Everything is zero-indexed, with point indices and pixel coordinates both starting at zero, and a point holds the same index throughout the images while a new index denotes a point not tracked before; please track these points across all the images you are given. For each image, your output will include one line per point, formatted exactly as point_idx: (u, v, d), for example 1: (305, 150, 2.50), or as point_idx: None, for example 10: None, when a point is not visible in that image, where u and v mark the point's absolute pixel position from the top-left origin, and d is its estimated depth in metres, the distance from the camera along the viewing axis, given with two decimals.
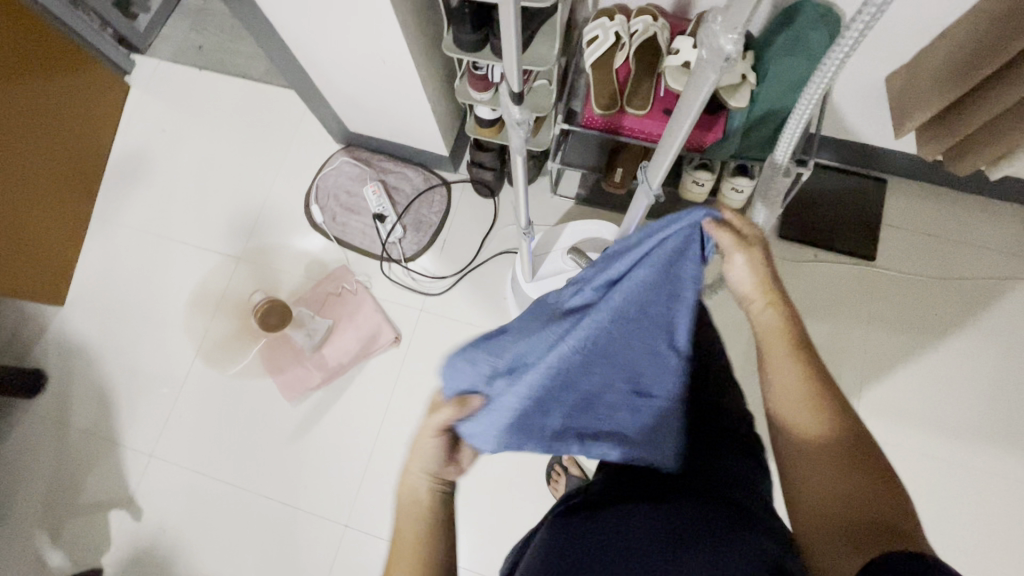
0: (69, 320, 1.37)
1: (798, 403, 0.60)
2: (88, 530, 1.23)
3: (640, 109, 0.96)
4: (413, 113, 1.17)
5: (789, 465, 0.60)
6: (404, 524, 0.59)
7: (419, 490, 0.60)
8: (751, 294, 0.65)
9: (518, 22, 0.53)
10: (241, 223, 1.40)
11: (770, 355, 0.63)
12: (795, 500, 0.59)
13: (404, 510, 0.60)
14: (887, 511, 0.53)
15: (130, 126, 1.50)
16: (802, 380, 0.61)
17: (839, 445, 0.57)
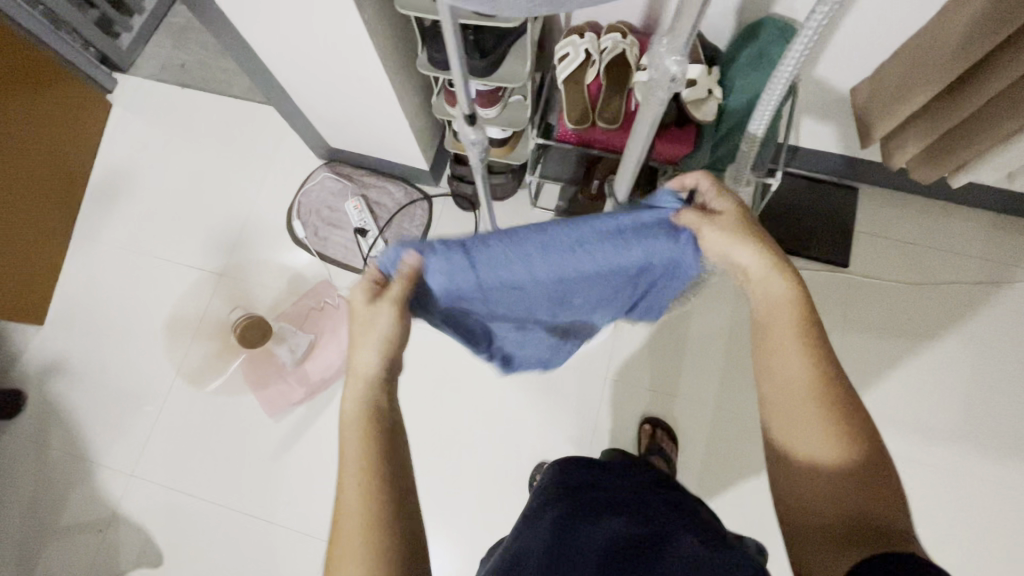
0: (48, 339, 1.36)
1: (800, 381, 0.57)
2: (64, 551, 1.21)
3: (611, 123, 0.98)
4: (393, 129, 1.19)
5: (787, 458, 0.57)
6: (349, 441, 0.54)
7: (364, 404, 0.56)
8: (750, 269, 0.60)
9: (459, 52, 0.54)
10: (222, 240, 1.40)
11: (775, 338, 0.58)
12: (796, 502, 0.56)
13: (347, 427, 0.55)
14: (892, 521, 0.51)
15: (111, 145, 1.51)
16: (808, 369, 0.57)
17: (849, 451, 0.54)
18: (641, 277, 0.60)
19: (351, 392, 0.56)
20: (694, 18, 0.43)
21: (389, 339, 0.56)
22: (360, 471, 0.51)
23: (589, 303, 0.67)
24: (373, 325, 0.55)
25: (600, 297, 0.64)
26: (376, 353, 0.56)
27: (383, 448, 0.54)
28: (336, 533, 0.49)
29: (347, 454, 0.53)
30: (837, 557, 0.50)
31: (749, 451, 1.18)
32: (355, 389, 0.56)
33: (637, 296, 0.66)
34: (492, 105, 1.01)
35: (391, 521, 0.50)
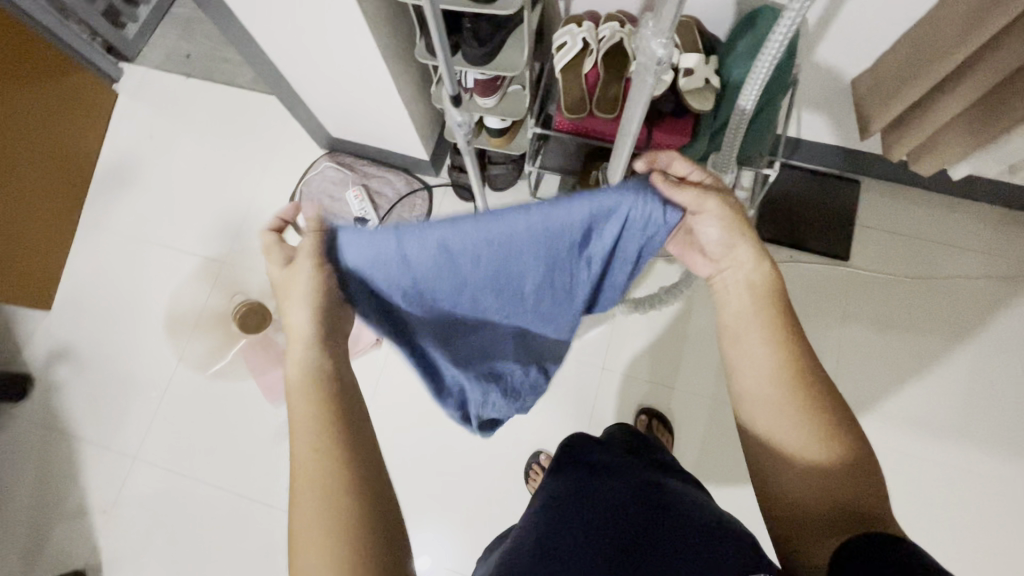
0: (54, 323, 1.38)
1: (773, 368, 0.56)
2: (68, 530, 1.24)
3: (607, 113, 0.98)
4: (392, 119, 1.20)
5: (767, 450, 0.57)
6: (303, 406, 0.53)
7: (309, 370, 0.54)
8: (738, 253, 0.56)
9: (440, 28, 0.56)
10: (226, 228, 1.42)
11: (743, 330, 0.58)
12: (775, 490, 0.56)
13: (298, 393, 0.53)
14: (870, 500, 0.52)
15: (117, 133, 1.53)
16: (780, 356, 0.57)
17: (827, 440, 0.54)
18: (591, 253, 0.50)
19: (293, 354, 0.54)
20: (677, 3, 0.44)
21: (319, 301, 0.51)
22: (313, 437, 0.51)
23: (533, 302, 0.58)
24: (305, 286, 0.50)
25: (546, 288, 0.55)
26: (310, 315, 0.52)
27: (339, 411, 0.53)
28: (298, 503, 0.49)
29: (298, 423, 0.52)
30: (820, 536, 0.52)
31: None
32: (296, 350, 0.54)
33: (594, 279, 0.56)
34: (490, 94, 1.01)
35: (350, 480, 0.50)
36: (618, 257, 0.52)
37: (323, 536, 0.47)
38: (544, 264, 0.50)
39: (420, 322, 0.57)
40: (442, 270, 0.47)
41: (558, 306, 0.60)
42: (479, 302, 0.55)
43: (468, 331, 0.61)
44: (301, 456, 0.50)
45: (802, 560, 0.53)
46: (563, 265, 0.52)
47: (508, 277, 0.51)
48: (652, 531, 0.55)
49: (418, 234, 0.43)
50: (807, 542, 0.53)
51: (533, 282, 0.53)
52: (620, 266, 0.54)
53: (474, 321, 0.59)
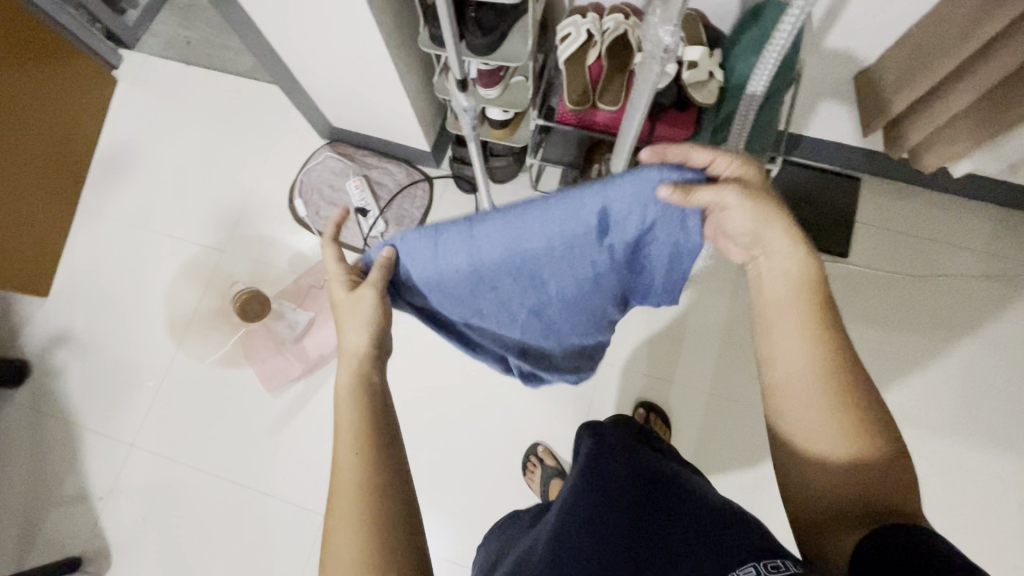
0: (50, 311, 1.38)
1: (807, 361, 0.55)
2: (63, 518, 1.24)
3: (611, 106, 0.98)
4: (395, 109, 1.19)
5: (789, 442, 0.56)
6: (348, 410, 0.56)
7: (355, 381, 0.57)
8: (770, 243, 0.55)
9: (447, 12, 0.56)
10: (225, 217, 1.41)
11: (778, 319, 0.57)
12: (796, 483, 0.56)
13: (345, 399, 0.56)
14: (896, 496, 0.51)
15: (115, 120, 1.51)
16: (815, 348, 0.55)
17: (856, 436, 0.53)
18: (615, 246, 0.52)
19: (342, 368, 0.58)
20: None
21: (376, 320, 0.57)
22: (354, 448, 0.53)
23: (575, 296, 0.60)
24: (362, 309, 0.56)
25: (581, 282, 0.57)
26: (364, 334, 0.58)
27: (378, 417, 0.56)
28: (334, 498, 0.50)
29: (342, 425, 0.55)
30: (839, 531, 0.51)
31: (743, 439, 1.18)
32: (346, 366, 0.58)
33: (631, 274, 0.58)
34: (493, 85, 1.01)
35: (388, 478, 0.52)
36: (647, 248, 0.53)
37: (359, 528, 0.48)
38: (569, 258, 0.53)
39: (469, 312, 0.62)
40: (467, 264, 0.52)
41: (602, 300, 0.62)
42: (520, 296, 0.59)
43: (517, 321, 0.65)
44: (342, 453, 0.52)
45: (818, 553, 0.52)
46: (591, 260, 0.54)
47: (537, 270, 0.54)
48: (668, 524, 0.55)
49: (450, 236, 0.50)
50: (825, 533, 0.52)
51: (565, 274, 0.56)
52: (656, 260, 0.55)
53: (521, 313, 0.63)
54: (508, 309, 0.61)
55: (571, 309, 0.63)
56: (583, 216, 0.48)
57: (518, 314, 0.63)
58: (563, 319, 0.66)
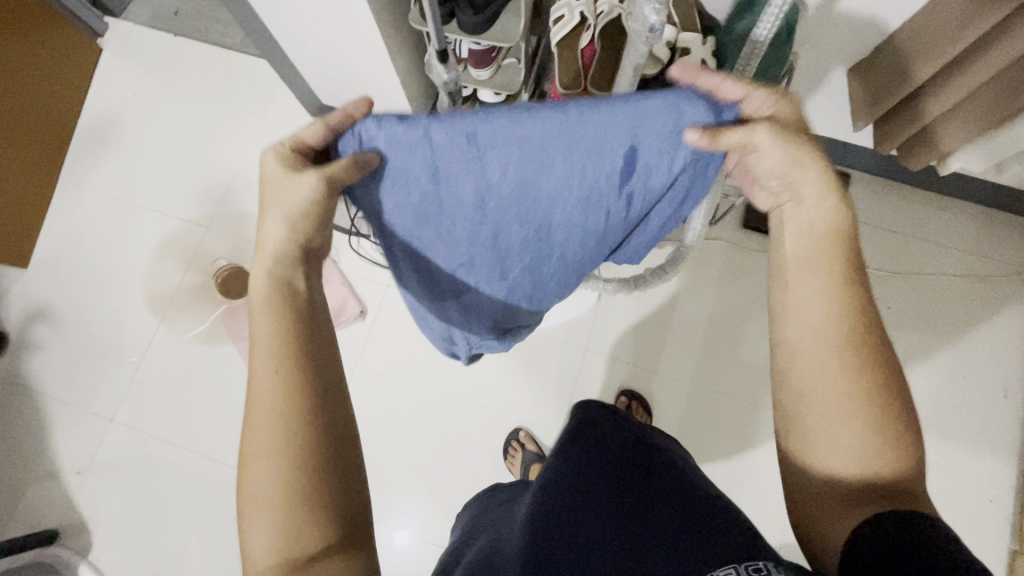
0: (30, 283, 1.36)
1: (828, 316, 0.53)
2: (40, 491, 1.23)
3: (602, 91, 0.96)
4: (384, 88, 1.17)
5: (797, 403, 0.53)
6: (263, 322, 0.52)
7: (274, 286, 0.53)
8: (802, 186, 0.53)
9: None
10: (211, 192, 1.39)
11: (798, 274, 0.55)
12: (796, 451, 0.53)
13: (258, 306, 0.53)
14: (904, 470, 0.49)
15: (99, 89, 1.48)
16: (835, 305, 0.53)
17: (871, 398, 0.50)
18: (629, 180, 0.51)
19: (257, 268, 0.54)
20: None
21: (308, 214, 0.51)
22: (273, 365, 0.50)
23: (566, 236, 0.58)
24: (293, 199, 0.50)
25: (579, 222, 0.56)
26: (286, 233, 0.53)
27: (304, 335, 0.53)
28: (253, 420, 0.49)
29: (255, 339, 0.52)
30: (841, 507, 0.49)
31: (723, 427, 1.20)
32: (263, 266, 0.54)
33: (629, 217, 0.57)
34: (484, 66, 1.00)
35: (310, 407, 0.50)
36: (657, 190, 0.53)
37: (273, 451, 0.48)
38: (580, 186, 0.50)
39: (446, 249, 0.58)
40: (474, 178, 0.48)
41: (590, 243, 0.61)
42: (517, 227, 0.55)
43: (495, 266, 0.61)
44: (256, 370, 0.50)
45: (815, 529, 0.50)
46: (599, 198, 0.52)
47: (542, 197, 0.52)
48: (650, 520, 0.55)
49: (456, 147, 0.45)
50: (824, 512, 0.50)
51: (567, 211, 0.53)
52: (660, 198, 0.55)
53: (504, 253, 0.60)
54: (491, 248, 0.58)
55: (557, 252, 0.61)
56: (611, 139, 0.46)
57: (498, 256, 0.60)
58: (542, 266, 0.63)
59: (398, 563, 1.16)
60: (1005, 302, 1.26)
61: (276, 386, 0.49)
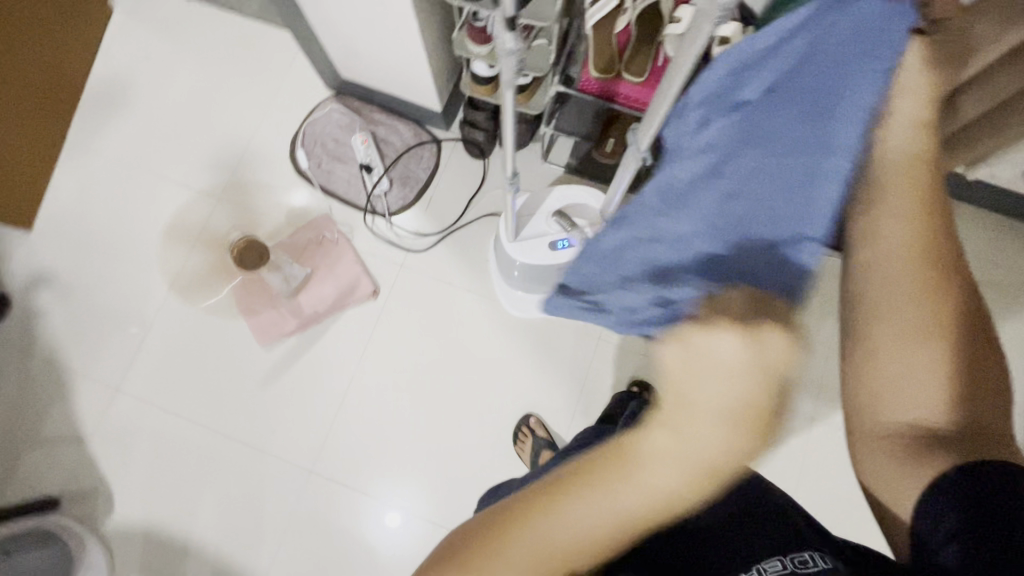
0: (34, 246, 1.32)
1: (905, 251, 0.47)
2: (41, 460, 1.21)
3: (636, 76, 0.93)
4: (408, 62, 1.14)
5: (872, 354, 0.49)
6: (614, 488, 0.44)
7: (668, 506, 0.43)
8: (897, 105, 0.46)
9: None
10: (224, 163, 1.36)
11: (880, 203, 0.47)
12: (858, 405, 0.50)
13: (628, 482, 0.44)
14: (952, 410, 0.47)
15: (109, 51, 1.43)
16: (917, 232, 0.46)
17: (945, 335, 0.47)
18: (789, 92, 0.47)
19: (660, 427, 0.44)
20: None
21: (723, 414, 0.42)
22: (576, 545, 0.44)
23: (781, 192, 0.48)
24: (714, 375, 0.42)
25: (771, 161, 0.48)
26: (721, 450, 0.42)
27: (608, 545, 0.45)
28: (519, 541, 0.44)
29: (587, 459, 0.46)
30: (903, 473, 0.47)
31: None
32: (669, 441, 0.43)
33: (847, 133, 0.44)
34: None
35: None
36: (854, 98, 0.43)
37: None
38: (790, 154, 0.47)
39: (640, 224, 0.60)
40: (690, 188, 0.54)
41: (828, 189, 0.46)
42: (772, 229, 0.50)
43: (716, 246, 0.54)
44: (572, 521, 0.44)
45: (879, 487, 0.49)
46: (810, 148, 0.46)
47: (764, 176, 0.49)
48: None
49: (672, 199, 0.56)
50: (886, 471, 0.48)
51: (795, 188, 0.47)
52: (869, 108, 0.44)
53: (719, 225, 0.53)
54: (695, 218, 0.54)
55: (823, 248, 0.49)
56: (788, 88, 0.47)
57: (705, 227, 0.54)
58: (771, 245, 0.50)
59: (401, 542, 1.16)
60: (1012, 312, 1.27)
61: (571, 551, 0.44)
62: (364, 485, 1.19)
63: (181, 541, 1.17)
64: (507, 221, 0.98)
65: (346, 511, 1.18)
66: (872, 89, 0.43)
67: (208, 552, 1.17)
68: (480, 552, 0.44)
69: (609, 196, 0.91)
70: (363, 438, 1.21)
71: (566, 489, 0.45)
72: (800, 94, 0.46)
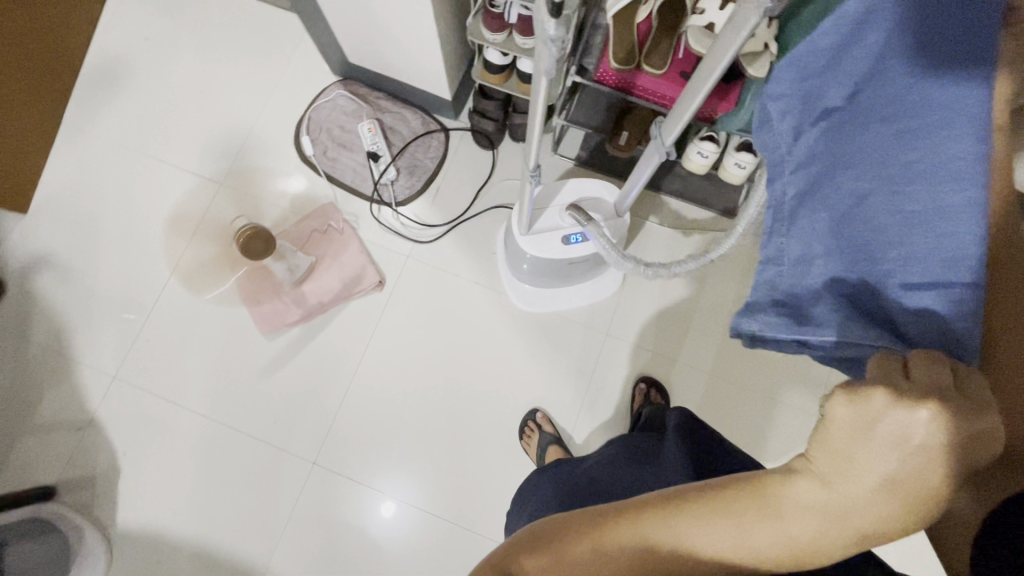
0: (29, 230, 1.29)
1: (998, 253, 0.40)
2: (36, 449, 1.18)
3: (655, 68, 0.92)
4: (420, 48, 1.11)
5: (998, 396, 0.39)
6: (745, 521, 0.39)
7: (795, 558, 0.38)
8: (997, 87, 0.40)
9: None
10: (226, 148, 1.33)
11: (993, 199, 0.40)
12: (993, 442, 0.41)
13: (758, 529, 0.38)
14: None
15: (107, 29, 1.39)
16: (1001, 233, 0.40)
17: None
18: (874, 98, 0.45)
19: (804, 476, 0.39)
20: None
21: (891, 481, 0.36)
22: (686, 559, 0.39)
23: (904, 217, 0.42)
24: (897, 435, 0.35)
25: (879, 185, 0.44)
26: (875, 516, 0.36)
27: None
28: (610, 543, 0.40)
29: (719, 481, 0.42)
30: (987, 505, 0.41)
31: (738, 421, 1.20)
32: (816, 494, 0.38)
33: (965, 152, 0.39)
34: (531, 34, 0.96)
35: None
36: (950, 103, 0.40)
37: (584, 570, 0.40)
38: (925, 166, 0.41)
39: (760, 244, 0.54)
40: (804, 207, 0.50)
41: (962, 225, 0.39)
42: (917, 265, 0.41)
43: (848, 278, 0.45)
44: (677, 539, 0.39)
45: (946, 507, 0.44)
46: (943, 156, 0.40)
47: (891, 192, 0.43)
48: None
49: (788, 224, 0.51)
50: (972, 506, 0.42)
51: (929, 202, 0.40)
52: (981, 117, 0.39)
53: (847, 251, 0.46)
54: (820, 239, 0.48)
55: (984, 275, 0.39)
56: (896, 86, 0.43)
57: (834, 252, 0.47)
58: (910, 286, 0.41)
59: (404, 536, 1.15)
60: None
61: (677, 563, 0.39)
62: (367, 478, 1.18)
63: (180, 531, 1.16)
64: (521, 212, 0.96)
65: (349, 504, 1.17)
66: (978, 98, 0.39)
67: (210, 544, 1.15)
68: (568, 537, 0.41)
69: (628, 189, 0.89)
70: (368, 431, 1.20)
71: (680, 508, 0.40)
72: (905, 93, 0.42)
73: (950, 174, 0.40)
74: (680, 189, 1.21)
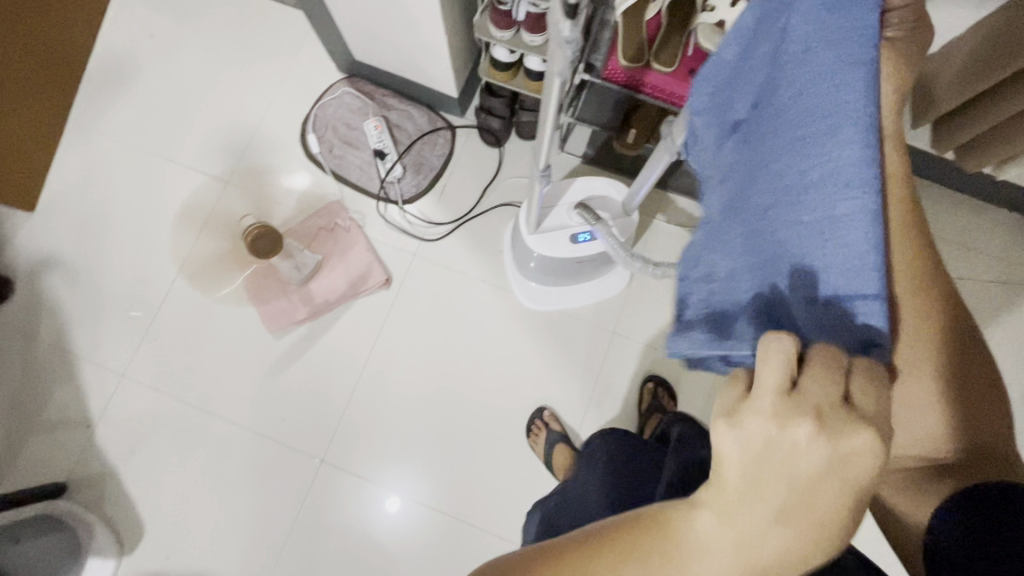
0: (36, 228, 1.29)
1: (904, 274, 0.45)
2: (45, 448, 1.19)
3: (665, 65, 0.91)
4: (426, 45, 1.10)
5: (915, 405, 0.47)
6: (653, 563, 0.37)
7: None
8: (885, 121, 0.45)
9: None
10: (232, 146, 1.33)
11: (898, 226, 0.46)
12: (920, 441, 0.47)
13: (667, 574, 0.37)
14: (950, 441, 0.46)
15: (112, 27, 1.38)
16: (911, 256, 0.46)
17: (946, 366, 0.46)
18: (771, 114, 0.46)
19: (705, 509, 0.37)
20: None
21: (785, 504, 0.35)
22: None
23: (804, 229, 0.42)
24: (778, 458, 0.35)
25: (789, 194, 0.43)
26: (778, 550, 0.35)
27: None
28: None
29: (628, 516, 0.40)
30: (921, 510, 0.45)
31: None
32: (715, 528, 0.37)
33: (857, 154, 0.38)
34: (538, 32, 0.96)
35: None
36: (843, 105, 0.39)
37: None
38: (822, 173, 0.40)
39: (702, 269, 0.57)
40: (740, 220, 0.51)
41: (860, 232, 0.38)
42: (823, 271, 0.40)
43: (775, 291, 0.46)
44: None
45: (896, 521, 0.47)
46: (837, 161, 0.39)
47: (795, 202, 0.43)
48: None
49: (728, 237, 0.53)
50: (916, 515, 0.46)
51: (827, 208, 0.40)
52: (869, 117, 0.38)
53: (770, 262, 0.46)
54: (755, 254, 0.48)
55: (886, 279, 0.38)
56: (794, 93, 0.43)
57: (761, 269, 0.48)
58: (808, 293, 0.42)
59: (410, 532, 1.16)
60: None
61: None
62: (374, 475, 1.18)
63: (189, 528, 1.17)
64: (530, 210, 0.96)
65: (356, 499, 1.17)
66: (862, 105, 0.38)
67: (218, 540, 1.16)
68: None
69: (636, 188, 0.89)
70: (374, 429, 1.20)
71: (595, 554, 0.38)
72: (801, 99, 0.42)
73: (844, 178, 0.39)
74: (688, 187, 1.20)
